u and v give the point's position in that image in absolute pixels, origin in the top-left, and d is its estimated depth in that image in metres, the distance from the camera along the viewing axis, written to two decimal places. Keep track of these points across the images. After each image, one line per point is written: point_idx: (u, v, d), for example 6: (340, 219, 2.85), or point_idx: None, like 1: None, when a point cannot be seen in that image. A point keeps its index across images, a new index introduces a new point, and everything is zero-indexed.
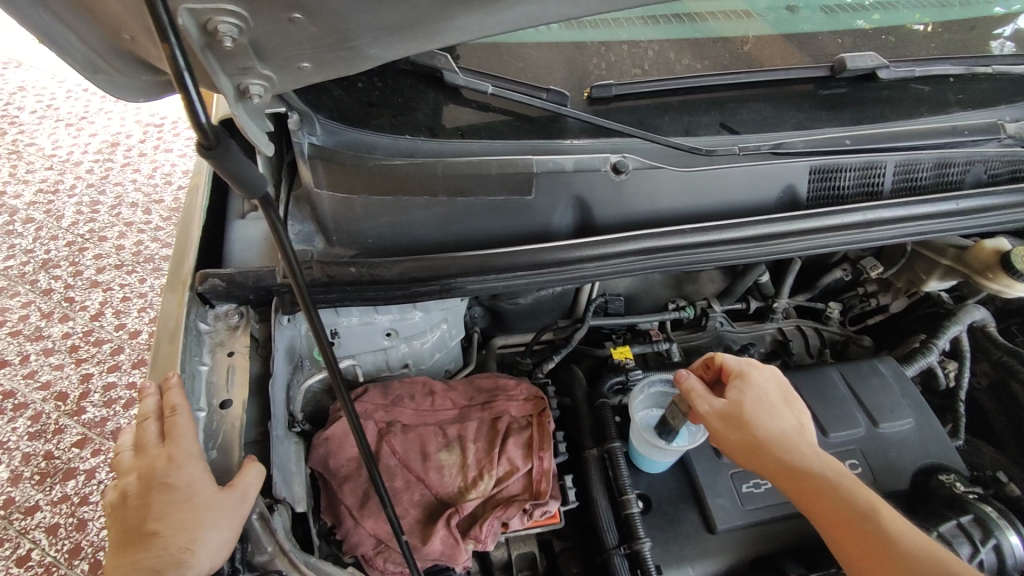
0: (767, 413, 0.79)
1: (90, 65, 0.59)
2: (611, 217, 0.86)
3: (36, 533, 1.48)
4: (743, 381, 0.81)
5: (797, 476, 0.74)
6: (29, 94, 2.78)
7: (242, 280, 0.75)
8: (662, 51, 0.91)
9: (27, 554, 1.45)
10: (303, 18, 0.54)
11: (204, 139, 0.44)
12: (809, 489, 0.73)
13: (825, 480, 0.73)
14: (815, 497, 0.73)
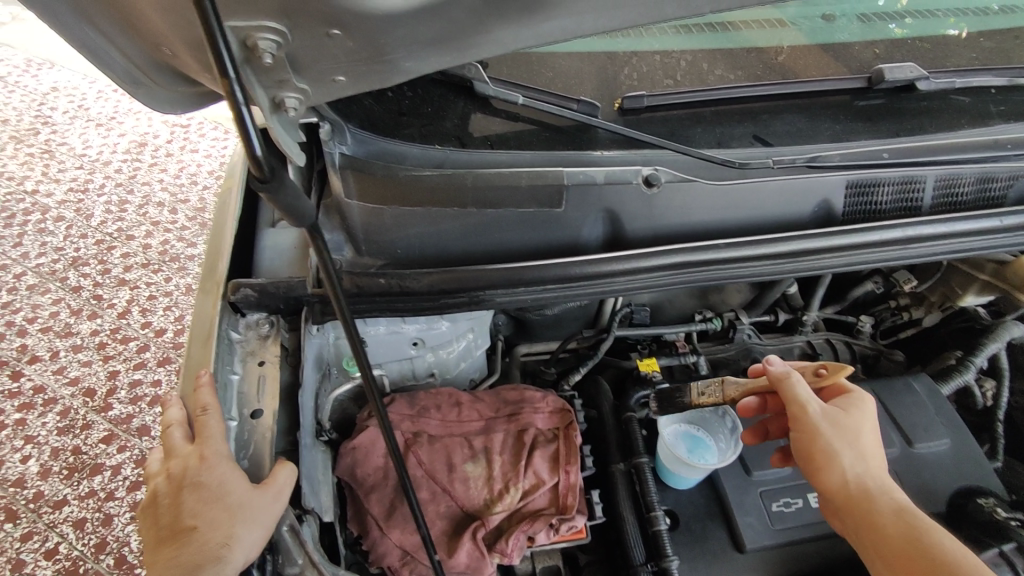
0: (874, 441, 0.79)
1: (129, 78, 0.60)
2: (640, 230, 0.85)
3: (64, 527, 1.51)
4: (861, 403, 0.81)
5: (895, 507, 0.73)
6: (61, 94, 2.83)
7: (273, 290, 0.75)
8: (695, 61, 0.90)
9: (55, 547, 1.48)
10: (340, 33, 0.54)
11: (258, 170, 0.44)
12: (905, 520, 0.71)
13: (924, 521, 0.72)
14: (914, 529, 0.71)
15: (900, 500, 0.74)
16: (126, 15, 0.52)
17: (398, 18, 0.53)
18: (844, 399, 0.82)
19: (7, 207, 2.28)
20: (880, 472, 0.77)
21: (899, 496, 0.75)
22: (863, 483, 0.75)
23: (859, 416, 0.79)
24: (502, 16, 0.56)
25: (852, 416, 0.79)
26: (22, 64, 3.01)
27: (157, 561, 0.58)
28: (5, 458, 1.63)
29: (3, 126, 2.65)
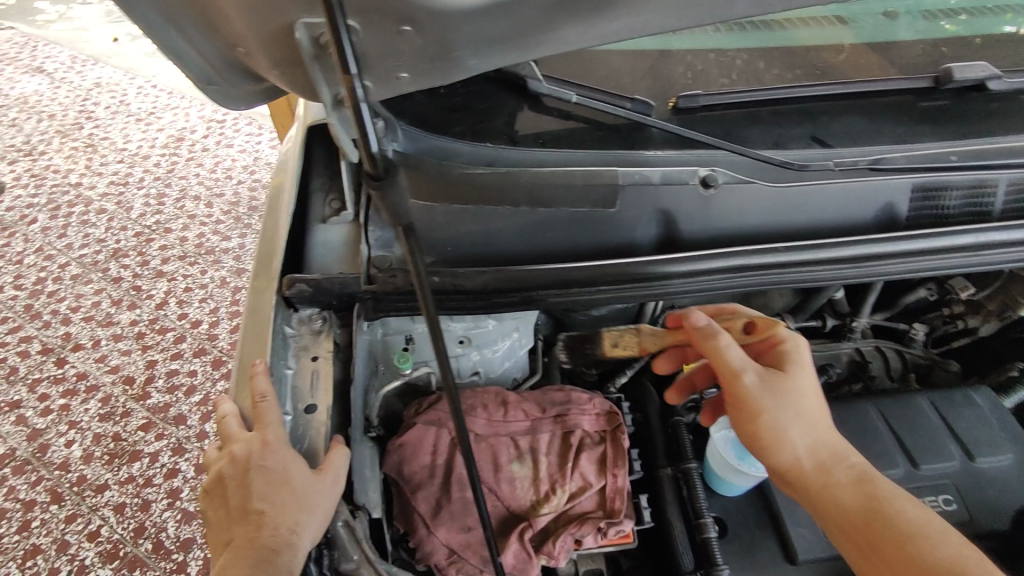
0: (815, 398, 0.74)
1: (201, 76, 0.60)
2: (693, 232, 0.83)
3: (105, 510, 1.54)
4: (798, 357, 0.76)
5: (855, 477, 0.69)
6: (103, 90, 2.91)
7: (327, 286, 0.76)
8: (750, 60, 0.88)
9: (97, 529, 1.51)
10: (411, 31, 0.54)
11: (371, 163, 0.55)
12: (869, 491, 0.68)
13: (885, 486, 0.69)
14: (879, 502, 0.67)
15: (860, 467, 0.70)
16: (206, 16, 0.52)
17: (469, 15, 0.52)
18: (783, 356, 0.76)
19: (53, 199, 2.34)
20: (831, 436, 0.73)
21: (855, 461, 0.71)
22: (819, 456, 0.71)
23: (799, 374, 0.75)
24: (572, 13, 0.56)
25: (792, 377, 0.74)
26: (68, 61, 3.10)
27: (234, 542, 0.62)
28: (51, 442, 1.67)
29: (49, 121, 2.73)
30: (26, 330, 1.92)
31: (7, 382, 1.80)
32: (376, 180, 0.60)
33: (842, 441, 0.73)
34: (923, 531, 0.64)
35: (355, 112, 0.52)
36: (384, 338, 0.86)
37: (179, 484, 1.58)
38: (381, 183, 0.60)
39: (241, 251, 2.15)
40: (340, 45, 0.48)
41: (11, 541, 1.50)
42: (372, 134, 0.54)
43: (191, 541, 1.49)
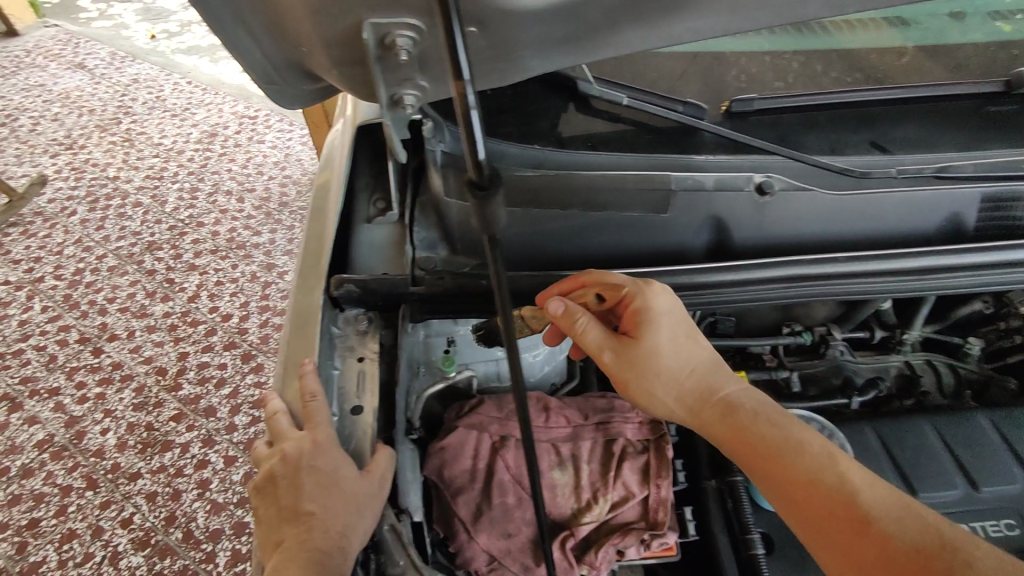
0: (676, 350, 0.76)
1: (263, 76, 0.60)
2: (746, 239, 0.83)
3: (138, 498, 1.51)
4: (650, 317, 0.74)
5: (721, 416, 0.73)
6: (141, 86, 2.96)
7: (375, 287, 0.75)
8: (808, 62, 0.86)
9: (130, 517, 1.48)
10: (476, 32, 0.53)
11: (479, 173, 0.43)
12: (733, 429, 0.71)
13: (752, 413, 0.72)
14: (742, 435, 0.71)
15: (726, 402, 0.74)
16: (277, 18, 0.51)
17: (537, 16, 0.52)
18: (628, 313, 0.75)
19: (92, 191, 2.39)
20: (697, 380, 0.76)
21: (723, 396, 0.74)
22: (687, 407, 0.75)
23: (652, 335, 0.74)
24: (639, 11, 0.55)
25: (644, 342, 0.75)
26: (108, 58, 3.17)
27: (285, 543, 0.62)
28: (87, 429, 1.64)
29: (88, 116, 2.78)
30: (65, 319, 1.92)
31: (45, 369, 1.78)
32: (482, 192, 0.43)
33: (710, 379, 0.76)
34: (785, 450, 0.68)
35: (464, 124, 0.41)
36: (426, 339, 0.87)
37: (209, 475, 1.54)
38: (485, 195, 0.44)
39: (272, 247, 2.15)
40: (449, 35, 0.40)
41: (48, 525, 1.47)
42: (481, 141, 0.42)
43: (221, 531, 1.45)
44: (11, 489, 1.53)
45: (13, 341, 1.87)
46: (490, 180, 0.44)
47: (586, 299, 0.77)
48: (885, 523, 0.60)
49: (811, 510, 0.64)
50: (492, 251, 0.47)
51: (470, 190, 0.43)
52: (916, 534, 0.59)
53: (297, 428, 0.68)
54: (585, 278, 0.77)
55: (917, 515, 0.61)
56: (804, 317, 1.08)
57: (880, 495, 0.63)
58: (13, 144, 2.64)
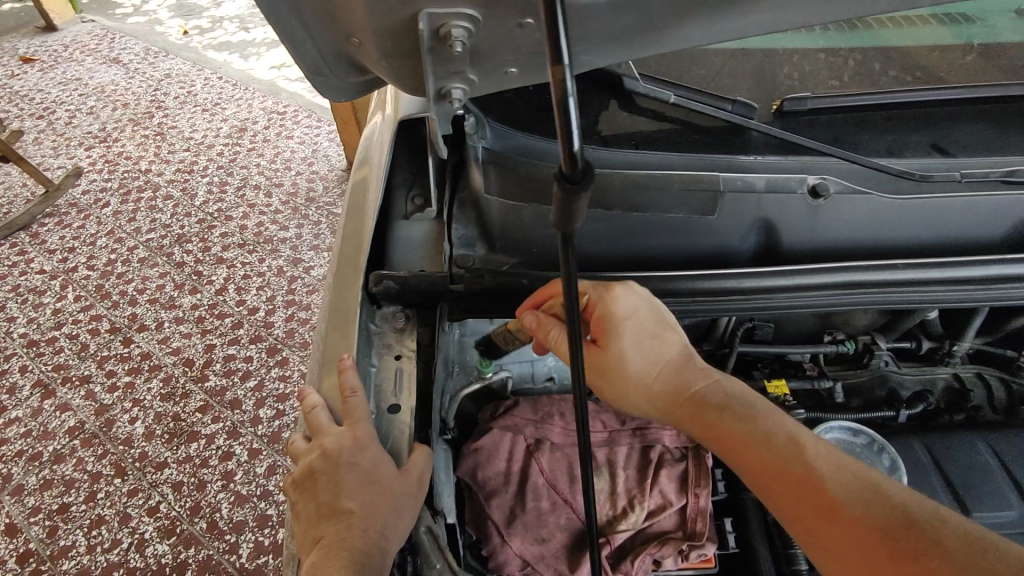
0: (644, 352, 0.74)
1: (312, 69, 0.60)
2: (795, 244, 0.80)
3: (164, 487, 1.51)
4: (616, 324, 0.72)
5: (692, 414, 0.71)
6: (173, 81, 3.01)
7: (415, 283, 0.74)
8: (865, 60, 0.83)
9: (156, 505, 1.48)
10: (532, 24, 0.52)
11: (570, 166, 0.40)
12: (706, 428, 0.69)
13: (722, 408, 0.70)
14: (713, 432, 0.69)
15: (697, 399, 0.71)
16: (331, 9, 0.51)
17: (598, 7, 0.51)
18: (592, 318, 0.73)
19: (125, 183, 2.43)
20: (667, 379, 0.73)
21: (694, 393, 0.72)
22: (661, 406, 0.73)
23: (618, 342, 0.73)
24: (696, 8, 0.55)
25: (609, 349, 0.74)
26: (142, 52, 3.22)
27: (324, 540, 0.61)
28: (116, 418, 1.66)
29: (122, 109, 2.83)
30: (96, 309, 1.95)
31: (77, 357, 1.81)
32: (571, 187, 0.40)
33: (681, 376, 0.73)
34: (754, 443, 0.66)
35: (560, 111, 0.38)
36: (460, 339, 0.87)
37: (234, 466, 1.55)
38: (576, 190, 0.40)
39: (298, 242, 2.15)
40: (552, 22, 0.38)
41: (78, 510, 1.48)
42: (577, 130, 0.39)
43: (245, 523, 1.45)
44: (42, 474, 1.55)
45: (47, 329, 1.90)
46: (581, 175, 0.41)
47: (555, 311, 0.72)
48: (852, 507, 0.58)
49: (784, 500, 0.62)
50: (564, 251, 0.46)
51: (559, 181, 0.40)
52: (883, 514, 0.57)
53: (336, 423, 0.67)
54: (552, 288, 0.72)
55: (885, 495, 0.58)
56: (844, 326, 1.04)
57: (848, 479, 0.60)
58: (49, 136, 2.69)
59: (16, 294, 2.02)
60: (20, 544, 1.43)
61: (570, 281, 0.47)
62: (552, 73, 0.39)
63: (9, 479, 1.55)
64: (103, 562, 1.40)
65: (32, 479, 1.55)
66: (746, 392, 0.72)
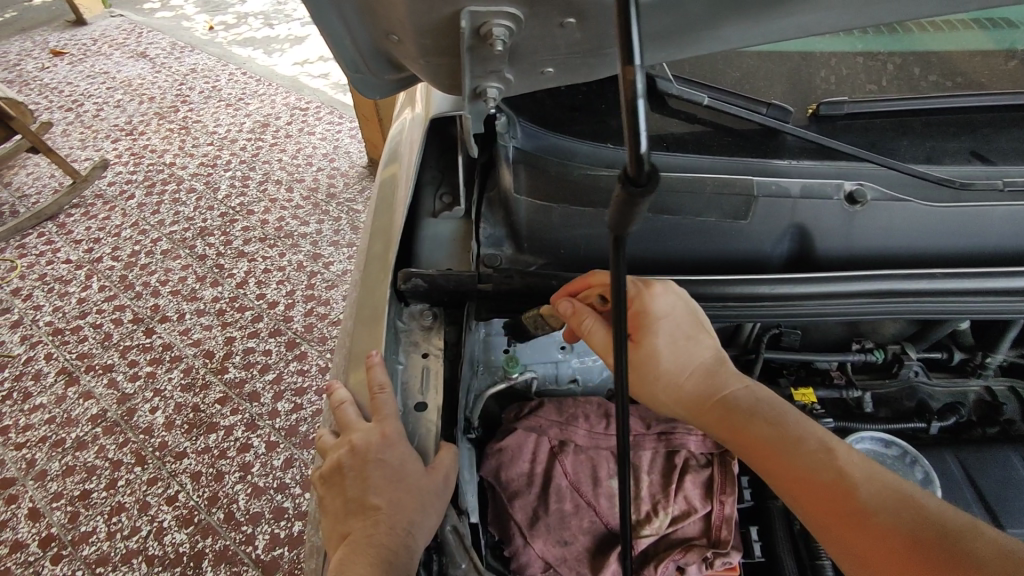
0: (676, 352, 0.72)
1: (351, 65, 0.60)
2: (830, 252, 0.78)
3: (183, 477, 1.53)
4: (650, 322, 0.71)
5: (722, 417, 0.69)
6: (198, 76, 3.04)
7: (443, 283, 0.73)
8: (904, 64, 0.83)
9: (174, 494, 1.49)
10: (574, 23, 0.52)
11: (634, 170, 0.36)
12: (735, 431, 0.67)
13: (753, 412, 0.68)
14: (743, 434, 0.66)
15: (729, 402, 0.69)
16: (373, 7, 0.51)
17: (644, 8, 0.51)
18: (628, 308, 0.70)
19: (150, 176, 2.46)
20: (699, 380, 0.71)
21: (726, 396, 0.70)
22: (691, 407, 0.71)
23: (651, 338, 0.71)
24: (739, 13, 0.55)
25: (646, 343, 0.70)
26: (169, 47, 3.27)
27: (351, 536, 0.61)
28: (137, 407, 1.68)
29: (148, 103, 2.87)
30: (120, 299, 1.98)
31: (101, 346, 1.84)
32: (636, 189, 0.37)
33: (712, 380, 0.71)
34: (786, 445, 0.64)
35: (629, 111, 0.36)
36: (486, 339, 0.88)
37: (251, 458, 1.55)
38: (639, 194, 0.37)
39: (318, 237, 2.16)
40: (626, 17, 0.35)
41: (99, 496, 1.50)
42: (645, 129, 0.36)
43: (261, 515, 1.45)
44: (65, 460, 1.58)
45: (72, 318, 1.93)
46: (645, 179, 0.37)
47: (591, 300, 0.70)
48: (883, 516, 0.57)
49: (810, 505, 0.60)
50: (615, 254, 0.42)
51: (623, 183, 0.37)
52: (914, 524, 0.55)
53: (365, 419, 0.68)
54: (592, 278, 0.70)
55: (917, 505, 0.57)
56: (872, 334, 1.02)
57: (879, 487, 0.59)
58: (77, 128, 2.74)
59: (43, 283, 2.06)
60: (42, 529, 1.45)
61: (619, 285, 0.44)
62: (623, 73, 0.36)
63: (33, 464, 1.58)
64: (122, 549, 1.41)
65: (55, 465, 1.57)
66: (776, 397, 0.70)
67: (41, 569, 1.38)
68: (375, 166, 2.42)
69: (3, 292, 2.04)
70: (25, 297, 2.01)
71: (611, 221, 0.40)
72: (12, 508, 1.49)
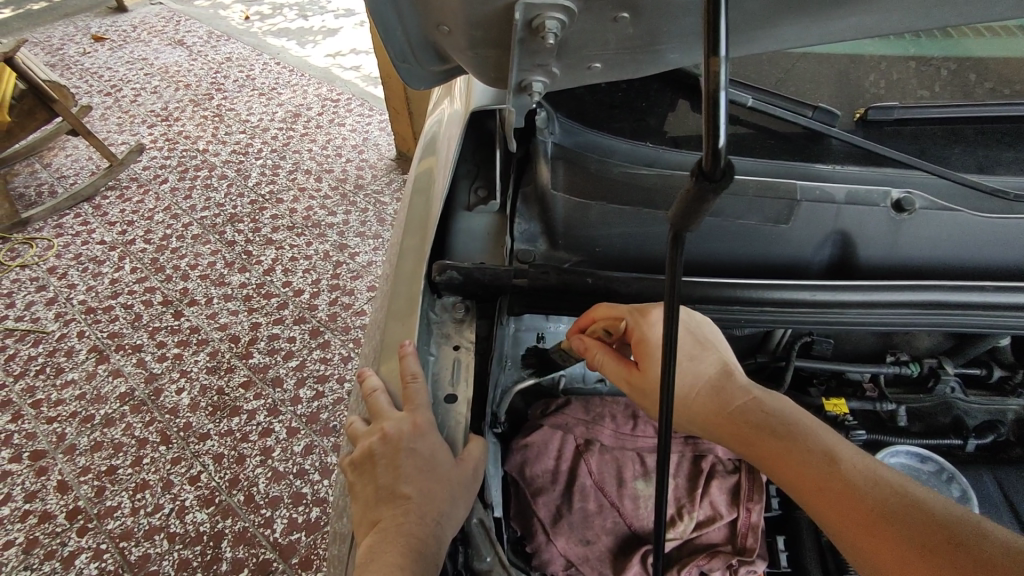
0: (680, 370, 0.71)
1: (399, 54, 0.61)
2: (873, 258, 0.77)
3: (205, 458, 1.55)
4: (656, 349, 0.67)
5: (731, 433, 0.67)
6: (233, 65, 3.09)
7: (479, 275, 0.73)
8: (959, 70, 0.83)
9: (197, 475, 1.52)
10: (627, 18, 0.52)
11: (710, 164, 0.35)
12: (746, 448, 0.66)
13: (760, 426, 0.66)
14: (754, 450, 0.65)
15: (736, 416, 0.68)
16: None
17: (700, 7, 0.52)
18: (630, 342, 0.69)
19: (183, 162, 2.50)
20: (705, 395, 0.70)
21: (734, 409, 0.68)
22: (702, 423, 0.70)
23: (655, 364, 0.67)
24: (795, 13, 0.54)
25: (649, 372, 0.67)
26: (205, 36, 3.32)
27: (381, 523, 0.62)
28: (164, 387, 1.72)
29: (184, 90, 2.92)
30: (151, 281, 2.02)
31: (131, 326, 1.88)
32: (709, 185, 0.35)
33: (719, 394, 0.70)
34: (794, 458, 0.62)
35: (709, 104, 0.35)
36: (515, 333, 0.86)
37: (272, 443, 1.57)
38: (712, 189, 0.35)
39: (345, 228, 2.18)
40: (713, 12, 0.35)
41: (125, 473, 1.53)
42: (725, 123, 0.35)
43: (281, 499, 1.46)
44: (93, 436, 1.61)
45: (104, 298, 1.97)
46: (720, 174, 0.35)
47: (598, 334, 0.73)
48: (896, 526, 0.54)
49: (826, 518, 0.59)
50: (672, 255, 0.41)
51: (696, 177, 0.35)
52: (928, 534, 0.53)
53: (395, 408, 0.68)
54: (594, 312, 0.72)
55: (931, 513, 0.55)
56: (905, 347, 0.99)
57: (893, 497, 0.57)
58: (115, 112, 2.80)
59: (78, 262, 2.10)
60: (70, 501, 1.48)
61: (674, 287, 0.43)
62: (707, 66, 0.35)
63: (63, 438, 1.62)
64: (146, 525, 1.43)
65: (83, 440, 1.61)
66: (786, 406, 0.68)
67: (68, 540, 1.41)
68: (403, 160, 2.43)
69: (39, 270, 2.09)
70: (60, 276, 2.06)
71: (676, 215, 0.38)
72: (42, 480, 1.53)
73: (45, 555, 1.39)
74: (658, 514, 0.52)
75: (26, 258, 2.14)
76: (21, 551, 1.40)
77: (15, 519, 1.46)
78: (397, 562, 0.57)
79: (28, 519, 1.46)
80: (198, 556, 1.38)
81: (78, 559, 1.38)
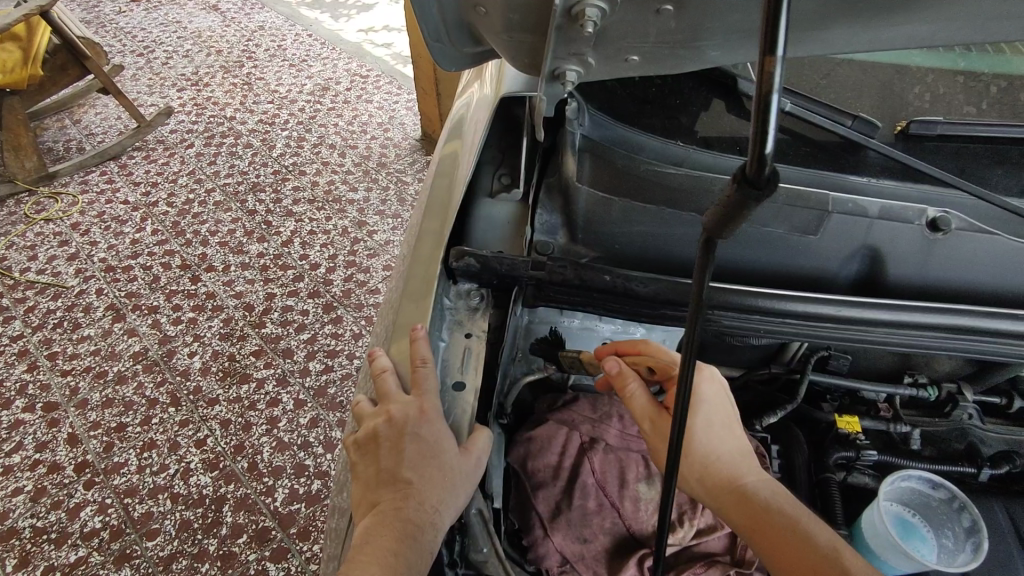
0: (709, 436, 0.72)
1: (434, 33, 0.60)
2: (902, 278, 0.76)
3: (212, 423, 1.57)
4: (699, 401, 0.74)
5: (730, 501, 0.68)
6: (266, 34, 3.08)
7: (496, 264, 0.71)
8: (1010, 89, 0.79)
9: (203, 439, 1.53)
10: (671, 10, 0.51)
11: (755, 171, 0.35)
12: (745, 514, 0.66)
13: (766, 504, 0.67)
14: (748, 521, 0.66)
15: (743, 490, 0.68)
16: None
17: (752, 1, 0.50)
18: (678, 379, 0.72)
19: (210, 128, 2.51)
20: (717, 466, 0.71)
21: (741, 483, 0.69)
22: (704, 492, 0.70)
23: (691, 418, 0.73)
24: (854, 14, 0.52)
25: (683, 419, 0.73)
26: (240, 3, 3.32)
27: (381, 505, 0.62)
28: (177, 349, 1.74)
29: (215, 56, 2.92)
30: (171, 244, 2.04)
31: (148, 287, 1.90)
32: (754, 193, 0.35)
33: (732, 466, 0.71)
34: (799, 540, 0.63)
35: (762, 106, 0.34)
36: (527, 327, 0.83)
37: (279, 413, 1.58)
38: (755, 197, 0.35)
39: (365, 205, 2.17)
40: (774, 12, 0.34)
41: (133, 431, 1.55)
42: (774, 129, 0.34)
43: (283, 469, 1.47)
44: (106, 392, 1.64)
45: (124, 257, 1.99)
46: (765, 182, 0.35)
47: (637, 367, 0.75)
48: None
49: None
50: (703, 258, 0.42)
51: (740, 182, 0.35)
52: None
53: (403, 392, 0.68)
54: (643, 346, 0.74)
55: None
56: (926, 368, 0.94)
57: None
58: (146, 74, 2.81)
59: (101, 221, 2.12)
60: (79, 454, 1.51)
61: (703, 287, 0.44)
62: (762, 64, 0.35)
63: (76, 392, 1.64)
64: (150, 484, 1.45)
65: (96, 395, 1.63)
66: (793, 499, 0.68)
67: (74, 492, 1.44)
68: (427, 140, 2.42)
69: (63, 225, 2.12)
70: (83, 233, 2.08)
71: (713, 220, 0.38)
72: (53, 432, 1.55)
73: (53, 504, 1.42)
74: (664, 508, 0.51)
75: (52, 212, 2.16)
76: (29, 499, 1.43)
77: (25, 467, 1.49)
78: (391, 548, 0.57)
79: (38, 469, 1.48)
80: (199, 519, 1.39)
81: (83, 511, 1.40)
